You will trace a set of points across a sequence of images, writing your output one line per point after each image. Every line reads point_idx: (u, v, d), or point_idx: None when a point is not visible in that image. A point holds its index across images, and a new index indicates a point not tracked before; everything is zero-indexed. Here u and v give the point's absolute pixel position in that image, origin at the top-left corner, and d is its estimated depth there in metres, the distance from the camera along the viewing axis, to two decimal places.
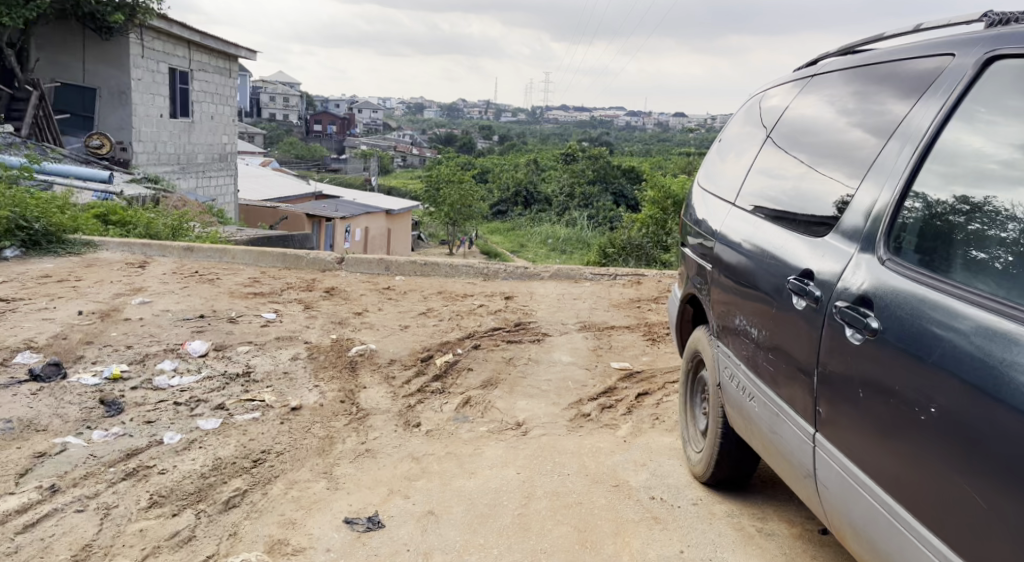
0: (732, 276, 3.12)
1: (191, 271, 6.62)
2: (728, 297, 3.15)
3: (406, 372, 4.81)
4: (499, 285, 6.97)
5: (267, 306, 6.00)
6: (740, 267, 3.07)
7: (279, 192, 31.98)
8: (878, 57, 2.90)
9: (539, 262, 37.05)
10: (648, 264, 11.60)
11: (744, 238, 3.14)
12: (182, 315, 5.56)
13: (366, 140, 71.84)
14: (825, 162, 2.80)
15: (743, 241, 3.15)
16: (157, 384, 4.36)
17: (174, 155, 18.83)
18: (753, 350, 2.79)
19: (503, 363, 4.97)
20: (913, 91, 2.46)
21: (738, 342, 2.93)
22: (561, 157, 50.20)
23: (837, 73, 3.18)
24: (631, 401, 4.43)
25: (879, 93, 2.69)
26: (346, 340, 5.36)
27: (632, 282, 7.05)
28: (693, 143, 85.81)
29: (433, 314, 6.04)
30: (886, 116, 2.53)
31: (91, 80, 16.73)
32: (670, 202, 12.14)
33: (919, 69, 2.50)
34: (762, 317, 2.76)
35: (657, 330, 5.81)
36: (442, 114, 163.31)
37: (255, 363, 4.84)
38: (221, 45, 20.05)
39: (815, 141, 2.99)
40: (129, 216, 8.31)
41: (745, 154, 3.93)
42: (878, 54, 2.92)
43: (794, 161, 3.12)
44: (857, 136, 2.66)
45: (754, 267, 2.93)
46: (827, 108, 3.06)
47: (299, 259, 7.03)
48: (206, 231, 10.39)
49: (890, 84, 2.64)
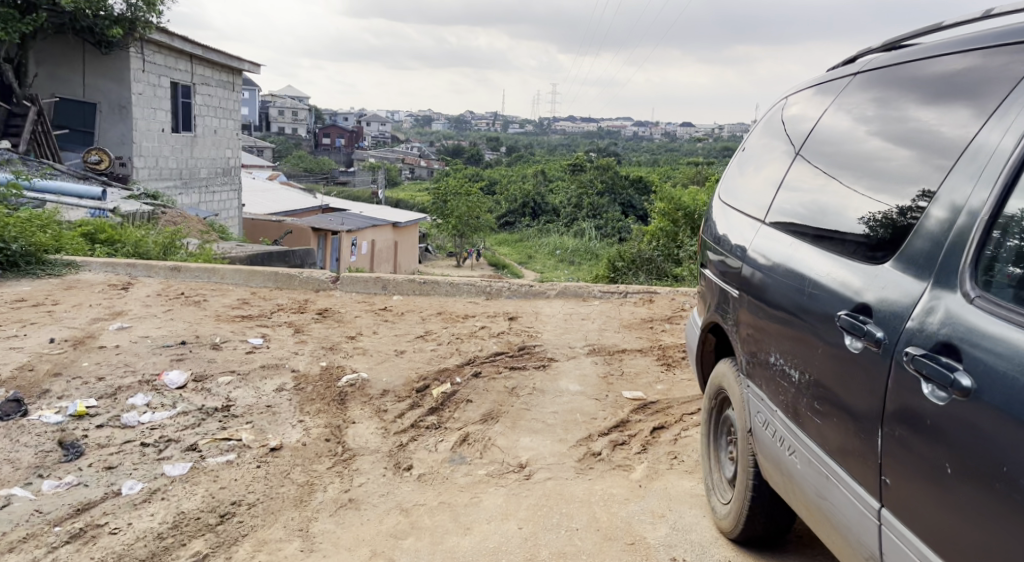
0: (761, 303, 2.74)
1: (177, 292, 6.25)
2: (756, 327, 2.77)
3: (399, 405, 4.42)
4: (503, 305, 6.59)
5: (255, 330, 5.62)
6: (769, 292, 2.70)
7: (285, 205, 31.70)
8: (902, 56, 2.65)
9: (547, 274, 36.67)
10: (659, 277, 11.20)
11: (773, 260, 2.78)
12: (162, 341, 5.18)
13: (375, 152, 71.71)
14: (844, 173, 2.59)
15: (772, 262, 2.78)
16: (124, 421, 3.97)
17: (176, 170, 18.52)
18: (793, 395, 2.41)
19: (505, 394, 4.57)
20: (944, 95, 2.24)
21: (772, 380, 2.56)
22: (568, 168, 49.88)
23: (853, 77, 2.95)
24: (646, 436, 4.03)
25: (900, 99, 2.49)
26: (337, 368, 4.98)
27: (644, 300, 6.66)
28: (701, 153, 85.38)
29: (432, 338, 5.66)
30: (910, 123, 2.34)
31: (91, 94, 16.44)
32: (681, 214, 11.75)
33: (945, 70, 2.29)
34: (802, 355, 2.38)
35: (671, 354, 5.42)
36: (450, 126, 163.43)
37: (236, 396, 4.45)
38: (224, 58, 19.78)
39: (834, 151, 2.76)
40: (117, 234, 7.94)
41: (764, 167, 3.62)
42: (897, 55, 2.70)
43: (812, 172, 2.88)
44: (878, 145, 2.46)
45: (787, 294, 2.55)
46: (845, 115, 2.83)
47: (291, 279, 6.66)
48: (201, 247, 10.02)
49: (913, 88, 2.43)
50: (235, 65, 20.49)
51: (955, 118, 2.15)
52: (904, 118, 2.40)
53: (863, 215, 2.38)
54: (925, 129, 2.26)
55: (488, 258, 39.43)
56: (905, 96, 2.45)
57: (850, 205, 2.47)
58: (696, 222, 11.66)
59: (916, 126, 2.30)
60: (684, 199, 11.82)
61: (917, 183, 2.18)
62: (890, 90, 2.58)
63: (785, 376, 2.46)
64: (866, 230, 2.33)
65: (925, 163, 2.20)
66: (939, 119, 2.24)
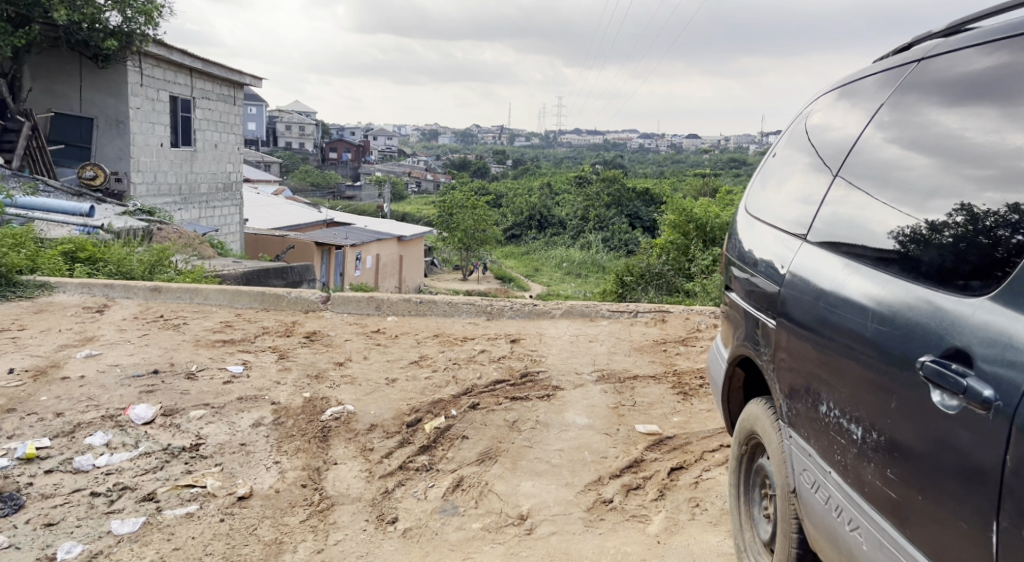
0: (802, 339, 2.41)
1: (155, 315, 5.81)
2: (797, 367, 2.43)
3: (388, 442, 4.00)
4: (504, 326, 6.16)
5: (235, 357, 5.19)
6: (812, 328, 2.37)
7: (289, 220, 31.36)
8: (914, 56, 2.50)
9: (554, 287, 36.22)
10: (669, 293, 10.76)
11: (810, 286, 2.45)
12: (132, 370, 4.75)
13: (381, 167, 71.49)
14: (864, 183, 2.44)
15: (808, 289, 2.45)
16: (77, 465, 3.54)
17: (175, 185, 18.15)
18: (856, 454, 2.11)
19: (505, 428, 4.14)
20: (963, 98, 2.13)
21: (826, 434, 2.24)
22: (575, 180, 49.48)
23: (868, 80, 2.76)
24: (664, 479, 3.60)
25: (917, 101, 2.35)
26: (321, 399, 4.55)
27: (656, 320, 6.22)
28: (709, 164, 84.88)
29: (428, 364, 5.24)
30: (932, 129, 2.21)
31: (88, 109, 16.07)
32: (693, 226, 11.29)
33: (963, 71, 2.17)
34: (868, 408, 2.08)
35: (686, 381, 4.99)
36: (457, 140, 163.47)
37: (207, 433, 4.01)
38: (224, 71, 19.45)
39: (850, 160, 2.59)
40: (99, 253, 7.53)
41: (788, 181, 3.20)
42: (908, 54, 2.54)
43: (829, 184, 2.70)
44: (897, 153, 2.32)
45: (838, 331, 2.23)
46: (860, 121, 2.65)
47: (279, 300, 6.25)
48: (191, 265, 9.61)
49: (930, 90, 2.29)
50: (236, 78, 20.16)
51: (983, 122, 2.02)
52: (923, 121, 2.27)
53: (890, 229, 2.21)
54: (947, 133, 2.14)
55: (494, 271, 39.02)
56: (922, 97, 2.31)
57: (869, 217, 2.34)
58: (707, 234, 11.21)
59: (938, 130, 2.17)
60: (695, 211, 11.37)
61: (946, 196, 2.05)
62: (905, 91, 2.44)
63: (843, 429, 2.17)
64: (896, 244, 2.17)
65: (949, 172, 2.08)
66: (961, 121, 2.11)
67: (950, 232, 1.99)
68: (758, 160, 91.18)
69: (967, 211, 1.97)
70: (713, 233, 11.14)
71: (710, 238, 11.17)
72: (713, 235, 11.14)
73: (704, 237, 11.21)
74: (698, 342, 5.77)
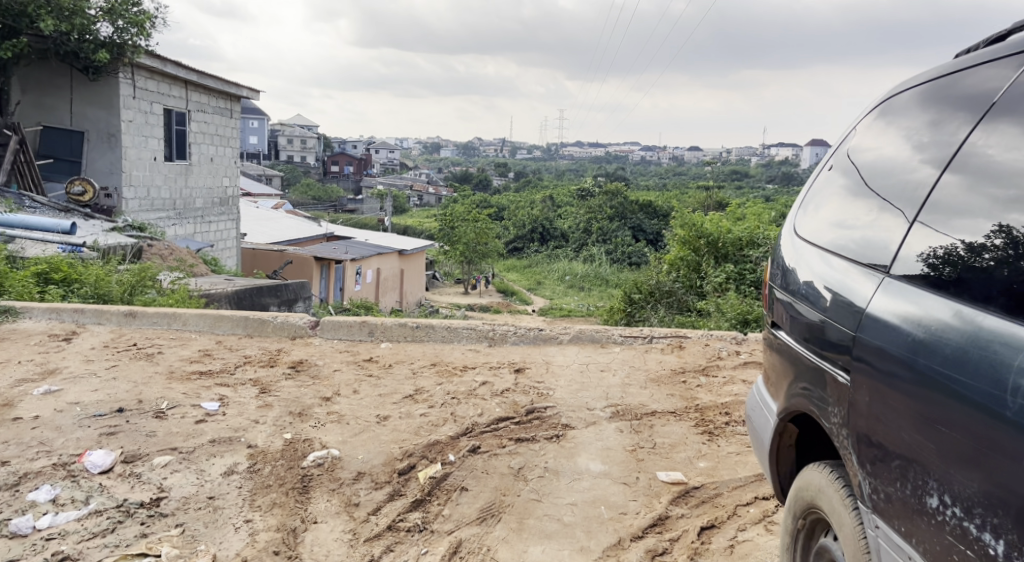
0: (876, 390, 2.22)
1: (128, 343, 5.32)
2: (867, 421, 2.25)
3: (377, 495, 3.55)
4: (508, 354, 5.70)
5: (212, 391, 4.70)
6: (886, 378, 2.19)
7: (288, 234, 30.90)
8: (947, 74, 2.53)
9: (558, 301, 35.82)
10: (680, 312, 10.31)
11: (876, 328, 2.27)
12: (95, 408, 4.27)
13: (384, 180, 71.04)
14: (897, 205, 2.47)
15: (876, 331, 2.26)
16: (14, 529, 3.08)
17: (169, 200, 17.75)
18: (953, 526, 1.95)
19: (509, 478, 3.69)
20: (993, 115, 2.21)
21: (909, 498, 2.08)
22: (577, 193, 49.08)
23: (902, 99, 2.75)
24: (692, 542, 3.15)
25: (949, 118, 2.40)
26: (304, 441, 4.08)
27: (672, 346, 5.75)
28: (712, 177, 84.79)
29: (424, 398, 4.77)
30: (962, 147, 2.28)
31: (79, 122, 15.69)
32: (703, 241, 10.84)
33: (992, 90, 2.25)
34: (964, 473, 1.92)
35: (709, 418, 4.53)
36: (460, 153, 163.30)
37: (171, 484, 3.54)
38: (220, 84, 19.05)
39: (884, 184, 2.60)
40: (75, 273, 7.07)
41: (824, 207, 3.00)
42: (942, 71, 2.57)
43: (863, 208, 2.69)
44: (929, 173, 2.38)
45: (919, 381, 2.07)
46: (894, 144, 2.65)
47: (264, 325, 5.78)
48: (177, 284, 9.11)
49: (963, 106, 2.35)
50: (233, 91, 19.78)
51: (1009, 138, 2.11)
52: (951, 142, 2.34)
53: (922, 252, 2.25)
54: (977, 154, 2.21)
55: (497, 284, 38.56)
56: (954, 115, 2.37)
57: (895, 238, 2.41)
58: (718, 248, 10.75)
59: (968, 149, 2.25)
60: (705, 225, 10.91)
61: (972, 216, 2.14)
62: (939, 109, 2.47)
63: (930, 495, 2.02)
64: (925, 267, 2.22)
65: (977, 192, 2.16)
66: (987, 140, 2.20)
67: (988, 255, 2.04)
68: (760, 172, 91.13)
69: (1006, 233, 2.02)
70: (724, 248, 10.69)
71: (721, 253, 10.71)
72: (724, 250, 10.68)
73: (715, 252, 10.75)
74: (718, 372, 5.29)
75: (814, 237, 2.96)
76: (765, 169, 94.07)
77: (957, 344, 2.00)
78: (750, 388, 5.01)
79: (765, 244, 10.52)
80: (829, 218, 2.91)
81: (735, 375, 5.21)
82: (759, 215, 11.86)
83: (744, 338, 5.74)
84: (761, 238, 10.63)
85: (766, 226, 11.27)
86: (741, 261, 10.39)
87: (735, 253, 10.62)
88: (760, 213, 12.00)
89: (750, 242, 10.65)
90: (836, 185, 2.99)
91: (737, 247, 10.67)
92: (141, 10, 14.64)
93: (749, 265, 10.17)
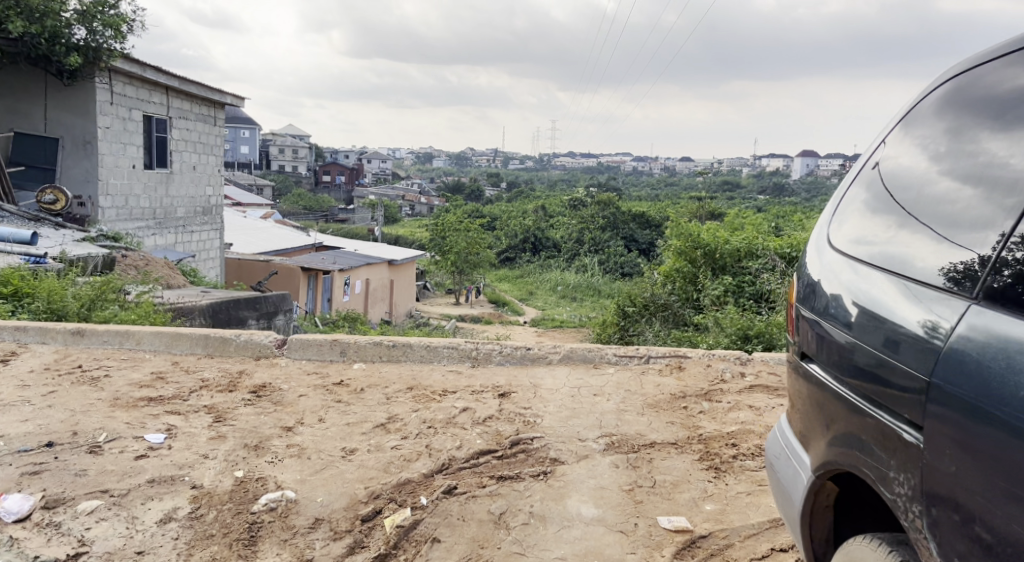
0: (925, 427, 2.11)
1: (71, 365, 4.82)
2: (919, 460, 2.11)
3: (335, 549, 3.08)
4: (492, 376, 5.22)
5: (159, 419, 4.21)
6: (935, 410, 2.08)
7: (275, 244, 30.35)
8: (957, 83, 2.50)
9: (550, 311, 35.41)
10: (677, 327, 9.82)
11: (922, 353, 2.16)
12: (22, 442, 3.77)
13: (376, 190, 70.47)
14: (915, 220, 2.43)
15: (923, 357, 2.15)
16: None
17: (149, 209, 17.24)
18: None
19: (489, 527, 3.22)
20: (1011, 123, 2.23)
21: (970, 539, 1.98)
22: (569, 203, 48.70)
23: (913, 111, 2.68)
24: None
25: (967, 127, 2.38)
26: (257, 480, 3.60)
27: (671, 367, 5.28)
28: (703, 187, 84.67)
29: (397, 428, 4.29)
30: (981, 157, 2.28)
31: (53, 129, 15.22)
32: (700, 252, 10.40)
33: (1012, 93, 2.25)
34: None
35: (714, 450, 4.07)
36: (452, 162, 162.84)
37: (95, 536, 3.05)
38: (203, 90, 18.57)
39: (901, 197, 2.53)
40: (25, 288, 6.57)
41: (838, 223, 2.83)
42: (953, 81, 2.54)
43: (880, 224, 2.59)
44: (945, 188, 2.36)
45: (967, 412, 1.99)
46: (910, 153, 2.58)
47: (226, 343, 5.29)
48: (143, 298, 8.59)
49: (982, 116, 2.33)
50: (217, 98, 19.33)
51: None
52: (969, 151, 2.34)
53: (943, 266, 2.24)
54: (996, 162, 2.23)
55: (488, 295, 38.08)
56: (973, 123, 2.36)
57: (914, 250, 2.38)
58: (716, 260, 10.29)
59: (988, 160, 2.25)
60: (701, 235, 10.45)
61: (988, 230, 2.17)
62: (954, 117, 2.44)
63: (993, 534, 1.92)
64: (947, 281, 2.21)
65: (993, 206, 2.19)
66: (1008, 148, 2.21)
67: (1007, 271, 2.06)
68: (751, 182, 91.14)
69: None
70: (722, 259, 10.23)
71: (719, 265, 10.25)
72: (722, 262, 10.22)
73: (714, 264, 10.28)
74: (722, 397, 4.83)
75: (826, 251, 2.80)
76: (757, 179, 94.22)
77: (1006, 370, 1.94)
78: (757, 416, 4.54)
79: (764, 255, 10.08)
80: (841, 234, 2.78)
81: (740, 400, 4.75)
82: (756, 224, 11.42)
83: (748, 358, 5.28)
84: (760, 249, 10.19)
85: (764, 237, 10.83)
86: (740, 274, 9.94)
87: (734, 264, 10.16)
88: (757, 223, 11.57)
89: (749, 253, 10.21)
90: (845, 199, 2.87)
91: (736, 258, 10.22)
92: (117, 13, 14.29)
93: (749, 278, 9.72)
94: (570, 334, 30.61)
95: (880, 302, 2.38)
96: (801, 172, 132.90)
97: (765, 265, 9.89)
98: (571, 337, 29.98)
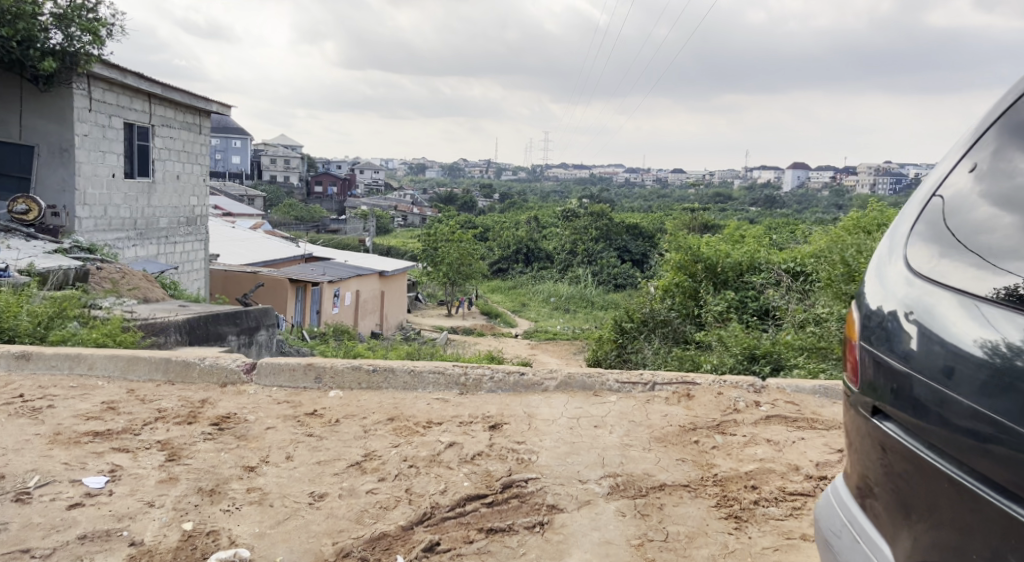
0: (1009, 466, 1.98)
1: (11, 396, 4.32)
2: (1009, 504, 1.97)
3: None
4: (482, 405, 4.72)
5: (104, 458, 3.71)
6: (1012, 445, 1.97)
7: (264, 255, 29.80)
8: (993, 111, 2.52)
9: (543, 323, 34.97)
10: (677, 343, 9.38)
11: (987, 380, 2.07)
12: None
13: (368, 200, 69.92)
14: (956, 245, 2.40)
15: (987, 387, 2.06)
16: None
17: (130, 220, 16.73)
18: None
19: None
20: None
21: None
22: (562, 214, 48.30)
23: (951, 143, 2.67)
24: None
25: (1007, 151, 2.39)
26: (207, 534, 3.10)
27: (679, 395, 4.79)
28: (696, 198, 84.51)
29: (374, 468, 3.79)
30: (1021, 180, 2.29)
31: (29, 136, 14.78)
32: (701, 266, 9.99)
33: None
34: None
35: (732, 494, 3.59)
36: (445, 173, 162.37)
37: None
38: (187, 98, 18.10)
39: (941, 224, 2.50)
40: None
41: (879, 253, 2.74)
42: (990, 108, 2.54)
43: (918, 250, 2.53)
44: (988, 212, 2.35)
45: None
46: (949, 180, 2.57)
47: (190, 368, 4.81)
48: (110, 315, 8.06)
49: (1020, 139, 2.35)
50: (203, 106, 18.88)
51: None
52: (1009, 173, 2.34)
53: (996, 287, 2.19)
54: None
55: (481, 306, 37.59)
56: (1012, 147, 2.37)
57: (960, 272, 2.32)
58: (717, 273, 9.90)
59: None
60: (702, 248, 10.06)
61: None
62: (991, 144, 2.46)
63: None
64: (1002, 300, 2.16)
65: None
66: None
67: None
68: (743, 193, 91.11)
69: None
70: (723, 273, 9.84)
71: (720, 279, 9.87)
72: (724, 276, 9.83)
73: (715, 278, 9.89)
74: (736, 430, 4.34)
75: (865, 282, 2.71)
76: (749, 191, 94.13)
77: None
78: (776, 451, 4.05)
79: (768, 269, 9.71)
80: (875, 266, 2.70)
81: (757, 434, 4.26)
82: (756, 237, 11.04)
83: (762, 385, 4.80)
84: (763, 263, 9.83)
85: (765, 250, 10.47)
86: (742, 290, 9.56)
87: (735, 278, 9.78)
88: (756, 235, 11.21)
89: (751, 267, 9.84)
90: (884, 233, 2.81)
91: (737, 272, 9.84)
92: (95, 17, 14.02)
93: (752, 293, 9.34)
94: (563, 346, 30.13)
95: (929, 328, 2.29)
96: (793, 184, 133.35)
97: (769, 280, 9.52)
98: (564, 350, 29.51)
